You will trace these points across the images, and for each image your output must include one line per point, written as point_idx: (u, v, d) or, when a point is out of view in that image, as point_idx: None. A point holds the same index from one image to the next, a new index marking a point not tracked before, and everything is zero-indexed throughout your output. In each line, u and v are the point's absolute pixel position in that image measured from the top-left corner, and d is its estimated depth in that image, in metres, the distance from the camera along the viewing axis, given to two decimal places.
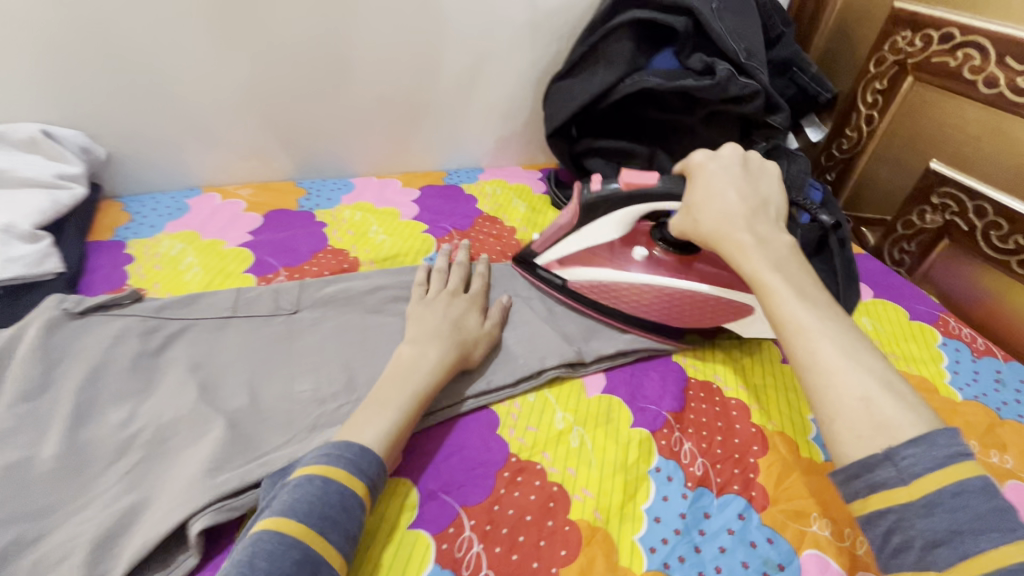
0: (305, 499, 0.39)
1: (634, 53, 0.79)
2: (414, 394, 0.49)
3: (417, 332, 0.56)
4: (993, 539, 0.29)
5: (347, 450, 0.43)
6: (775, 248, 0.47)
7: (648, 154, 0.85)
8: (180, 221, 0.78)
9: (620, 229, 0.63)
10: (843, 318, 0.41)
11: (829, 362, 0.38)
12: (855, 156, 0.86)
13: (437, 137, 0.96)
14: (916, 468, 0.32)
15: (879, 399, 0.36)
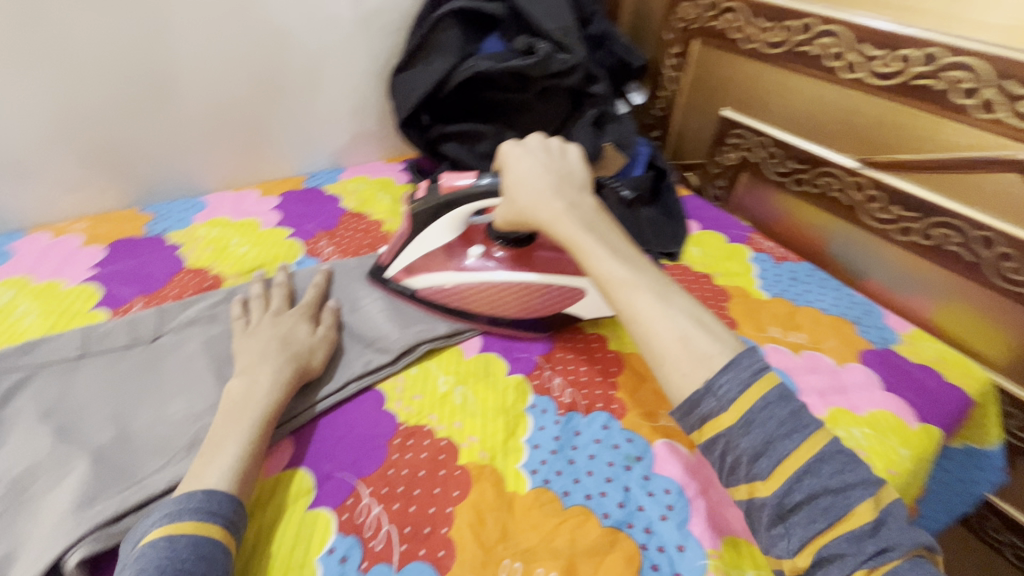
0: (152, 563, 0.38)
1: (462, 40, 0.86)
2: (252, 421, 0.48)
3: (245, 362, 0.54)
4: (795, 439, 0.38)
5: (189, 501, 0.42)
6: (586, 212, 0.53)
7: (495, 134, 0.92)
8: (4, 268, 0.71)
9: (453, 231, 0.65)
10: (649, 269, 0.48)
11: (650, 312, 0.45)
12: (669, 113, 1.00)
13: (290, 141, 0.95)
14: (731, 394, 0.40)
15: (693, 335, 0.43)
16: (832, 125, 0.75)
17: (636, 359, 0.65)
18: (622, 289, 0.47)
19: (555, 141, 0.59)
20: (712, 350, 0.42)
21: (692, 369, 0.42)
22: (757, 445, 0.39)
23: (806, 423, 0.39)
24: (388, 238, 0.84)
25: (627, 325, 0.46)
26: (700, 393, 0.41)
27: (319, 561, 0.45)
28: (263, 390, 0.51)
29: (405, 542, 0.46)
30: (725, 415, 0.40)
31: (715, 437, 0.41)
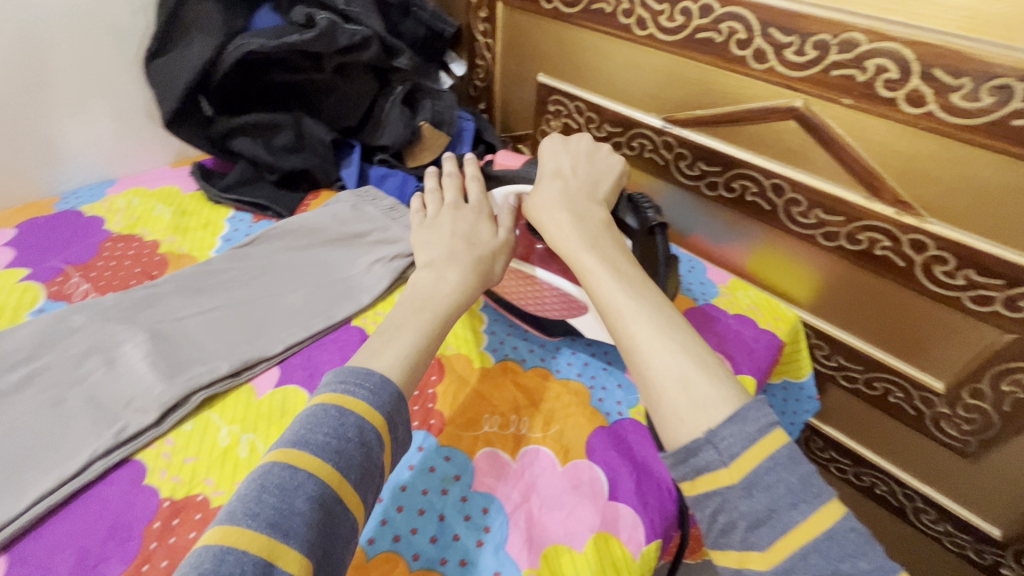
0: (321, 429, 0.38)
1: (223, 15, 0.72)
2: (433, 315, 0.49)
3: (431, 256, 0.55)
4: (802, 510, 0.33)
5: (366, 380, 0.42)
6: (593, 227, 0.51)
7: (294, 122, 0.80)
8: None
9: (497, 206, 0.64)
10: (658, 300, 0.44)
11: (645, 342, 0.41)
12: (491, 83, 0.94)
13: (29, 156, 0.76)
14: (733, 449, 0.35)
15: (693, 379, 0.39)
16: (636, 86, 0.73)
17: (459, 361, 0.60)
18: (623, 316, 0.44)
19: (588, 141, 0.60)
20: (714, 395, 0.38)
21: (691, 415, 0.37)
22: (759, 511, 0.34)
23: (817, 492, 0.34)
24: (166, 262, 0.69)
25: (626, 356, 0.43)
26: (699, 442, 0.36)
27: None
28: (447, 291, 0.51)
29: None
30: (726, 471, 0.35)
31: (710, 492, 0.36)
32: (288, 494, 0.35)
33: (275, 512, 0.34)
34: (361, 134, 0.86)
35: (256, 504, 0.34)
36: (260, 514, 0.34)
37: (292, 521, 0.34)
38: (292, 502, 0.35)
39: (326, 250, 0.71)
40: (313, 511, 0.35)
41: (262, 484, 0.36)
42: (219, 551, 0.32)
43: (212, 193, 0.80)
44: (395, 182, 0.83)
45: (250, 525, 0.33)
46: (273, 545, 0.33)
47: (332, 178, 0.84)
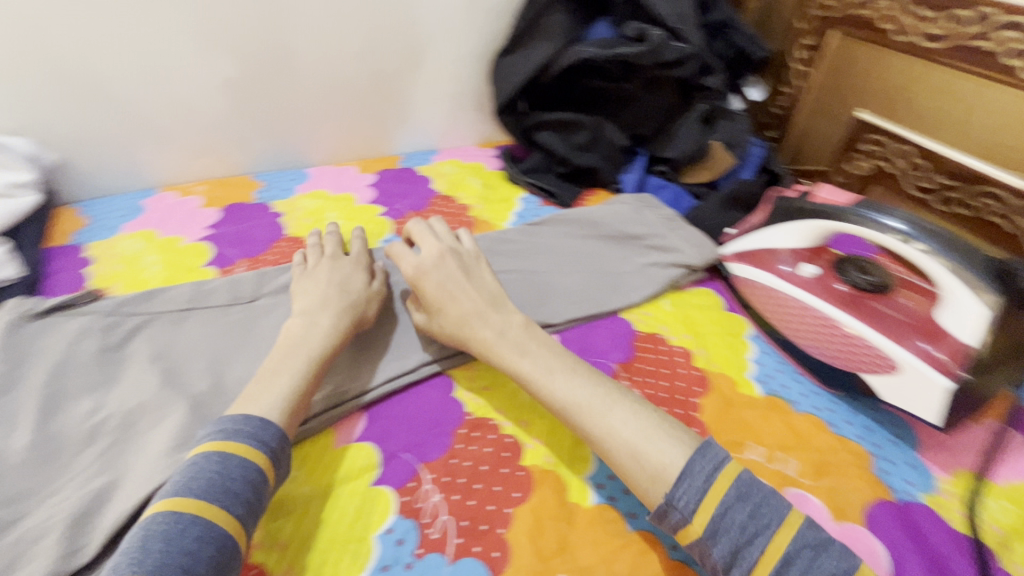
0: (198, 481, 0.39)
1: (569, 24, 0.83)
2: (311, 355, 0.51)
3: (304, 304, 0.56)
4: (759, 544, 0.39)
5: (245, 424, 0.43)
6: (514, 334, 0.54)
7: (594, 125, 0.87)
8: (138, 220, 0.79)
9: (805, 240, 0.65)
10: (597, 383, 0.50)
11: (604, 440, 0.46)
12: (792, 111, 0.95)
13: (392, 122, 0.97)
14: (691, 505, 0.41)
15: (642, 452, 0.44)
16: (998, 135, 0.70)
17: (724, 381, 0.60)
18: (579, 410, 0.48)
19: (414, 263, 0.60)
20: (662, 460, 0.43)
21: (651, 484, 0.43)
22: (727, 555, 0.39)
23: (765, 521, 0.39)
24: (474, 226, 0.81)
25: (590, 443, 0.48)
26: (663, 506, 0.42)
27: (376, 539, 0.45)
28: (321, 331, 0.53)
29: (462, 536, 0.45)
30: (691, 527, 0.40)
31: (692, 544, 0.41)
32: (175, 537, 0.36)
33: (163, 553, 0.35)
34: (650, 144, 0.90)
35: (142, 552, 0.35)
36: (145, 559, 0.35)
37: (179, 560, 0.35)
38: (179, 542, 0.36)
39: (604, 244, 0.76)
40: (201, 546, 0.36)
41: (149, 533, 0.37)
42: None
43: (513, 173, 0.92)
44: (670, 194, 0.87)
45: (138, 571, 0.34)
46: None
47: (611, 179, 0.89)
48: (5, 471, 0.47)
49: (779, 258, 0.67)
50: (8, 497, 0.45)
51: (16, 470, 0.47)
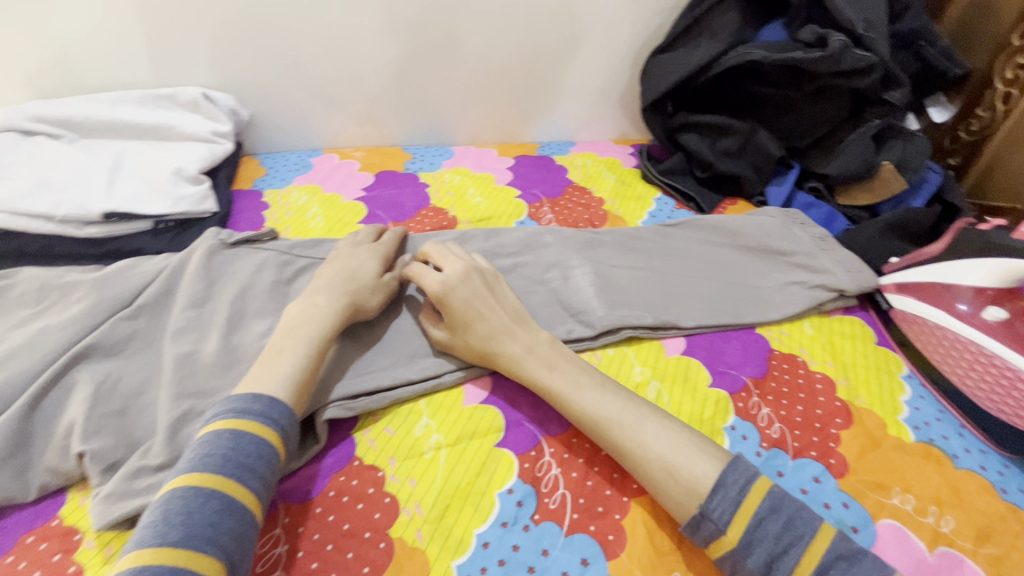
0: (214, 455, 0.40)
1: (739, 24, 0.80)
2: (311, 334, 0.50)
3: (310, 288, 0.56)
4: (795, 554, 0.38)
5: (254, 404, 0.43)
6: (542, 350, 0.53)
7: (748, 131, 0.84)
8: (307, 176, 0.89)
9: (992, 278, 0.58)
10: (623, 397, 0.48)
11: (633, 456, 0.45)
12: (985, 138, 0.86)
13: (535, 110, 1.00)
14: (725, 517, 0.40)
15: (674, 466, 0.43)
16: None
17: (871, 418, 0.55)
18: (610, 426, 0.46)
19: (437, 279, 0.55)
20: (694, 474, 0.42)
21: (685, 497, 0.42)
22: (761, 563, 0.39)
23: (801, 533, 0.39)
24: (607, 217, 0.82)
25: (617, 458, 0.46)
26: (696, 517, 0.41)
27: (497, 497, 0.47)
28: (321, 314, 0.52)
29: (578, 513, 0.46)
30: (725, 538, 0.40)
31: (723, 556, 0.41)
32: (193, 510, 0.37)
33: (185, 525, 0.36)
34: (807, 158, 0.84)
35: (163, 526, 0.36)
36: (169, 533, 0.35)
37: (202, 531, 0.36)
38: (199, 514, 0.37)
39: (744, 256, 0.72)
40: (223, 517, 0.37)
41: (166, 510, 0.37)
42: (140, 568, 0.33)
43: (648, 171, 0.91)
44: (821, 213, 0.81)
45: (163, 542, 0.35)
46: (194, 555, 0.35)
47: (755, 191, 0.85)
48: (196, 369, 0.54)
49: (957, 296, 0.60)
50: (198, 391, 0.52)
51: (205, 370, 0.54)
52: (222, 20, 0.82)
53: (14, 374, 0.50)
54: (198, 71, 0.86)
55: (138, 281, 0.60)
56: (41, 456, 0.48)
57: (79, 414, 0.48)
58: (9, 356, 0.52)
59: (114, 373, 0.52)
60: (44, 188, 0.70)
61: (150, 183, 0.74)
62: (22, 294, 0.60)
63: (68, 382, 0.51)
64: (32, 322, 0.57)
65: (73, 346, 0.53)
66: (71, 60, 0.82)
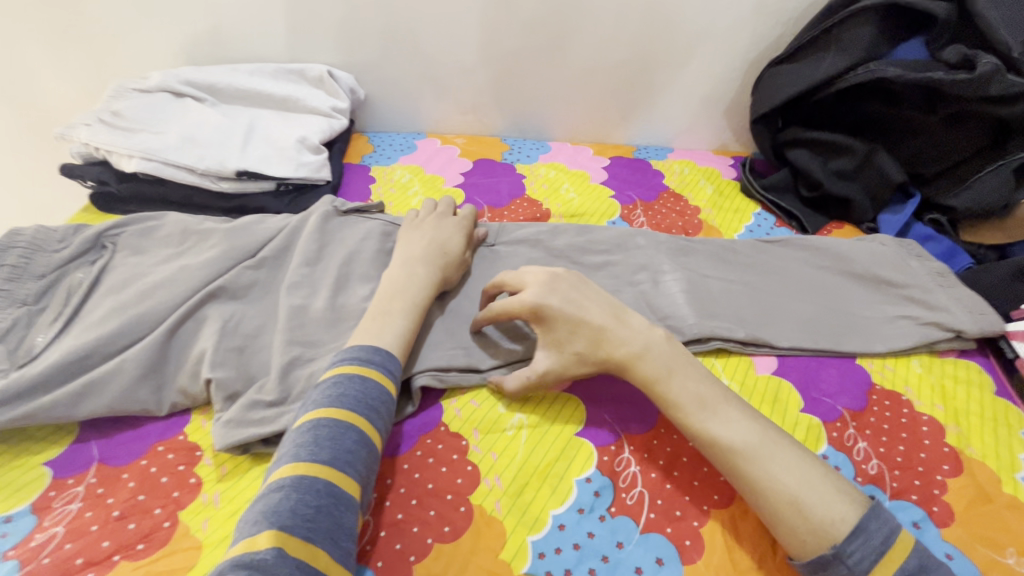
0: (350, 393, 0.44)
1: (874, 38, 0.74)
2: (413, 301, 0.54)
3: (404, 255, 0.59)
4: None
5: (375, 356, 0.48)
6: (662, 350, 0.49)
7: (865, 152, 0.79)
8: (411, 156, 0.94)
9: None
10: (751, 418, 0.46)
11: (762, 485, 0.42)
12: None
13: (635, 114, 1.00)
14: (862, 563, 0.38)
15: (808, 505, 0.40)
16: None
17: (983, 471, 0.51)
18: (738, 452, 0.43)
19: (524, 300, 0.52)
20: (830, 514, 0.40)
21: (815, 537, 0.39)
22: None
23: None
24: (701, 227, 0.80)
25: (739, 485, 0.44)
26: (827, 556, 0.39)
27: (575, 483, 0.48)
28: (419, 285, 0.56)
29: (655, 512, 0.46)
30: None
31: None
32: (336, 436, 0.41)
33: (332, 448, 0.40)
34: (929, 187, 0.79)
35: (315, 445, 0.40)
36: (320, 451, 0.40)
37: (345, 457, 0.40)
38: (342, 442, 0.41)
39: (852, 282, 0.68)
40: (359, 448, 0.41)
41: (315, 434, 0.41)
42: (299, 478, 0.38)
43: (750, 184, 0.87)
44: (940, 247, 0.76)
45: (314, 459, 0.39)
46: (340, 475, 0.39)
47: (866, 217, 0.81)
48: (305, 321, 0.57)
49: None
50: (307, 340, 0.56)
51: (314, 322, 0.57)
52: (355, 4, 0.88)
53: (159, 302, 0.56)
54: (326, 50, 0.93)
55: (265, 233, 0.65)
56: (174, 377, 0.54)
57: (209, 344, 0.54)
58: (155, 286, 0.58)
59: (238, 313, 0.58)
60: (191, 143, 0.78)
61: (277, 148, 0.81)
62: (166, 235, 0.66)
63: (200, 317, 0.57)
64: (174, 259, 0.63)
65: (206, 286, 0.58)
66: (222, 32, 0.91)
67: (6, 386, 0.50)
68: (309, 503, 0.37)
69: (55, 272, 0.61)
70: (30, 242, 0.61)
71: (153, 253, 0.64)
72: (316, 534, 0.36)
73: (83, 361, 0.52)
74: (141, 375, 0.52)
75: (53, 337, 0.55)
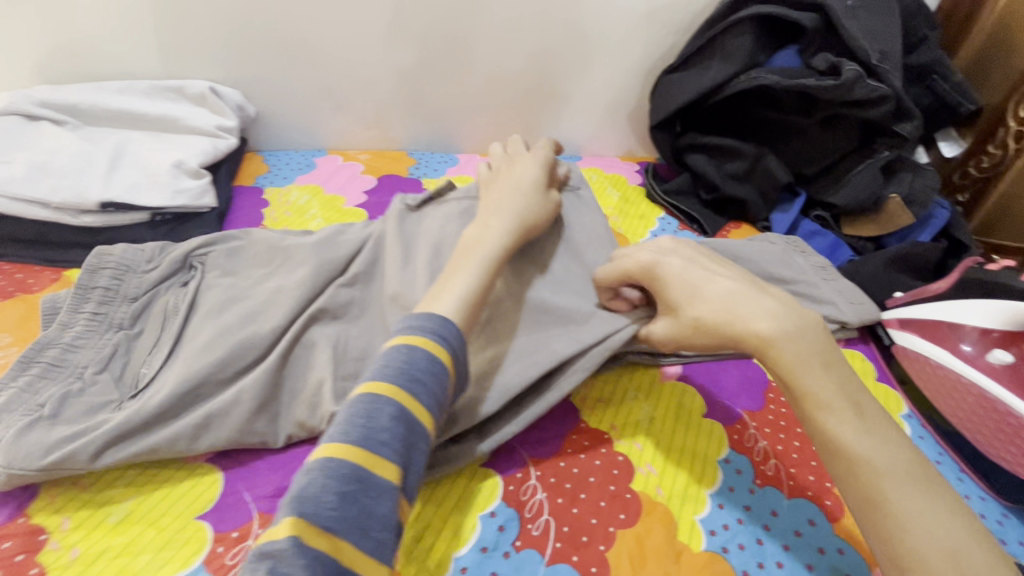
0: (391, 365, 0.38)
1: (753, 47, 0.77)
2: (485, 252, 0.49)
3: (487, 207, 0.57)
4: None
5: (428, 322, 0.41)
6: (811, 340, 0.42)
7: (754, 155, 0.82)
8: (308, 175, 0.88)
9: (1002, 322, 0.57)
10: (902, 441, 0.39)
11: (901, 518, 0.35)
12: (996, 176, 0.82)
13: (542, 123, 1.00)
14: None
15: (963, 556, 0.33)
16: None
17: None
18: (874, 469, 0.37)
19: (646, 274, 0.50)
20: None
21: None
22: None
23: None
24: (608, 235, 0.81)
25: (865, 510, 0.37)
26: None
27: (478, 519, 0.46)
28: (493, 235, 0.52)
29: (560, 541, 0.45)
30: None
31: None
32: (369, 416, 0.35)
33: (367, 428, 0.34)
34: (813, 185, 0.84)
35: (346, 424, 0.35)
36: (349, 431, 0.34)
37: (378, 437, 0.34)
38: (375, 420, 0.35)
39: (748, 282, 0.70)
40: (396, 425, 0.35)
41: (351, 410, 0.36)
42: (323, 460, 0.33)
43: (653, 190, 0.90)
44: (825, 242, 0.80)
45: (347, 439, 0.34)
46: (370, 457, 0.34)
47: (760, 216, 0.84)
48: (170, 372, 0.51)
49: (962, 336, 0.58)
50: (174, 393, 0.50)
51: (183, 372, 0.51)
52: (234, 15, 0.81)
53: (265, 326, 0.52)
54: (207, 65, 0.86)
55: (349, 246, 0.60)
56: (291, 408, 0.50)
57: (326, 374, 0.49)
58: (257, 311, 0.54)
59: (344, 334, 0.53)
60: (41, 173, 0.69)
61: (149, 174, 0.73)
62: (255, 254, 0.62)
63: (307, 342, 0.52)
64: (269, 280, 0.58)
65: (306, 308, 0.54)
66: (84, 47, 0.82)
67: (129, 419, 0.46)
68: (333, 489, 0.32)
69: (147, 293, 0.58)
70: (119, 262, 0.58)
71: (246, 274, 0.60)
72: (340, 526, 0.31)
73: (197, 390, 0.48)
74: (257, 407, 0.48)
75: (160, 364, 0.52)
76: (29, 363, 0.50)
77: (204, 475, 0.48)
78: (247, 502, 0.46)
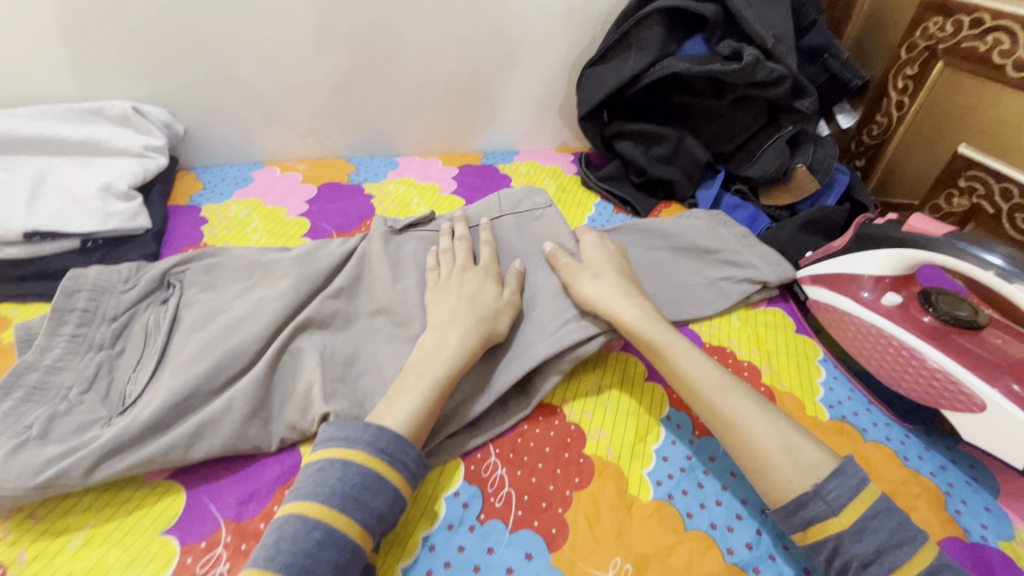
0: (325, 485, 0.41)
1: (664, 38, 0.83)
2: (436, 376, 0.49)
3: (436, 319, 0.55)
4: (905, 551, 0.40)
5: (364, 433, 0.44)
6: (659, 318, 0.55)
7: (676, 138, 0.89)
8: (246, 189, 0.88)
9: (891, 269, 0.63)
10: (734, 377, 0.51)
11: (746, 426, 0.47)
12: (883, 143, 0.90)
13: (476, 121, 1.02)
14: (840, 500, 0.42)
15: (795, 445, 0.45)
16: None
17: (792, 402, 0.59)
18: (720, 397, 0.49)
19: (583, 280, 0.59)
20: (814, 458, 0.44)
21: (800, 476, 0.43)
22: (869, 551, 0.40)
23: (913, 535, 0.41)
24: None
25: (725, 430, 0.48)
26: (808, 495, 0.42)
27: (444, 500, 0.49)
28: (452, 351, 0.51)
29: (522, 509, 0.48)
30: (835, 520, 0.41)
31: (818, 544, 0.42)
32: (297, 539, 0.39)
33: (290, 553, 0.38)
34: (731, 161, 0.91)
35: (273, 549, 0.38)
36: (276, 558, 0.38)
37: (302, 561, 0.38)
38: (303, 544, 0.39)
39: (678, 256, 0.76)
40: (324, 548, 0.39)
41: (280, 534, 0.39)
42: None
43: (588, 178, 0.95)
44: (746, 214, 0.87)
45: (270, 566, 0.37)
46: None
47: (687, 195, 0.90)
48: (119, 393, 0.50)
49: (861, 284, 0.65)
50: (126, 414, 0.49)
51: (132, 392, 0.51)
52: (150, 34, 0.80)
53: (248, 336, 0.53)
54: (127, 86, 0.84)
55: (331, 259, 0.61)
56: (282, 412, 0.52)
57: (316, 377, 0.52)
58: (239, 320, 0.55)
59: (330, 342, 0.56)
60: None
61: (76, 201, 0.71)
62: (233, 270, 0.63)
63: (295, 349, 0.55)
64: (249, 293, 0.59)
65: (293, 318, 0.56)
66: None
67: (118, 435, 0.46)
68: None
69: (126, 313, 0.57)
70: (95, 284, 0.57)
71: (224, 288, 0.61)
72: None
73: (188, 401, 0.49)
74: (249, 413, 0.49)
75: (146, 380, 0.52)
76: (9, 388, 0.49)
77: (166, 491, 0.48)
78: (213, 512, 0.47)
